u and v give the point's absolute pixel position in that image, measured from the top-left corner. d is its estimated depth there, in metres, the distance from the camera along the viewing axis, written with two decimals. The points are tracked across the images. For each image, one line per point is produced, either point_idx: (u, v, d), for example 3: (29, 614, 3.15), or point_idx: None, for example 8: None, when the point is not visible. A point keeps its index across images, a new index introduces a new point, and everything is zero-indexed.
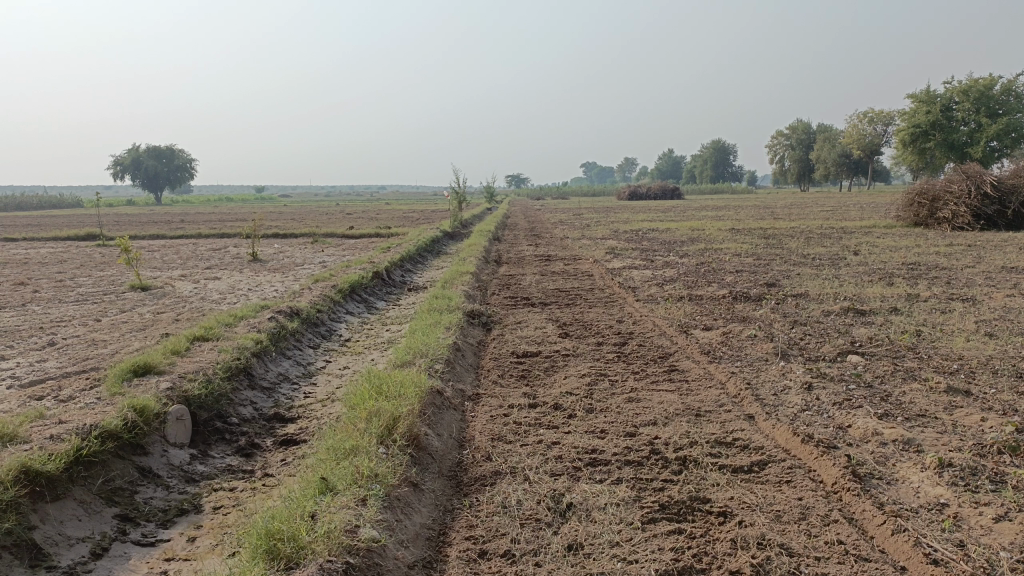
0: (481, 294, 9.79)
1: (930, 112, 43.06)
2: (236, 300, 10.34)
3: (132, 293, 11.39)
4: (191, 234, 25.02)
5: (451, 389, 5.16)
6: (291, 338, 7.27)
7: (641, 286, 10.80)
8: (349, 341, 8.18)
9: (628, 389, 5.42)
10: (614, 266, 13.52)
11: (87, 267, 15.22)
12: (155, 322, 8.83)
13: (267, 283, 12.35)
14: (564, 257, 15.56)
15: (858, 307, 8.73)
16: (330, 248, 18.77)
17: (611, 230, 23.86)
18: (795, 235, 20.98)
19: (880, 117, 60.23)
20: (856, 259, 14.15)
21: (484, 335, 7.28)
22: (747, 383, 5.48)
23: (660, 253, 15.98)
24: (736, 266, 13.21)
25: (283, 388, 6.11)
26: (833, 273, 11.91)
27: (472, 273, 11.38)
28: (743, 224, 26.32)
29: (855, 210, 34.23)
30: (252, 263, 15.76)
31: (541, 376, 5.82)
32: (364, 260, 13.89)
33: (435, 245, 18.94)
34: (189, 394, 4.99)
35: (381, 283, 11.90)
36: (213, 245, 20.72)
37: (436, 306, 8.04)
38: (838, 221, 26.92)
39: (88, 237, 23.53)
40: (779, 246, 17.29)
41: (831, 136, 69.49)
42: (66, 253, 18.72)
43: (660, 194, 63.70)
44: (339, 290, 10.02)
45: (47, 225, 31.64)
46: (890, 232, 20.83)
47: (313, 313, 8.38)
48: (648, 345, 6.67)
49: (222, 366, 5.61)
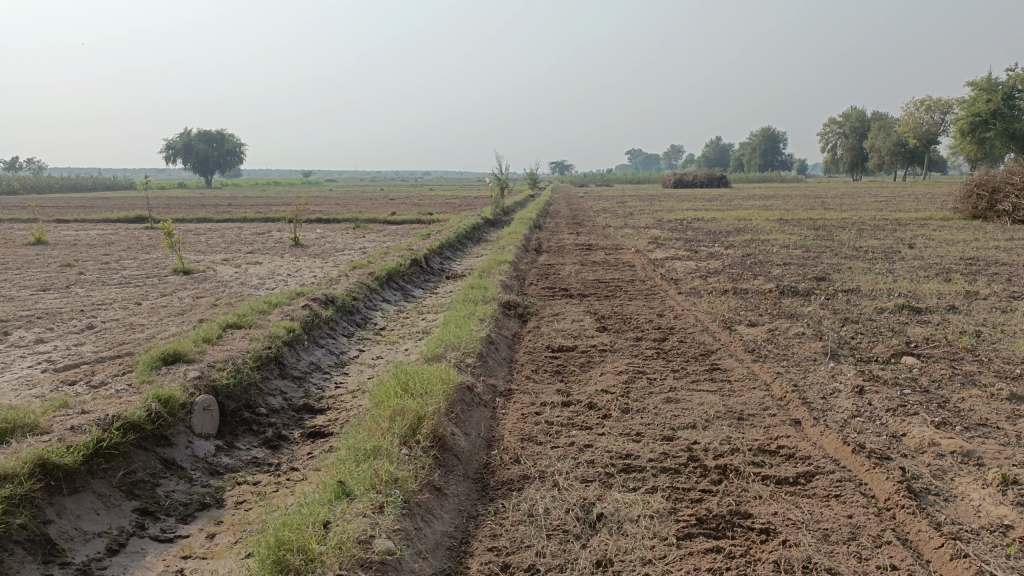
0: (519, 284, 9.60)
1: (992, 100, 41.41)
2: (273, 286, 10.34)
3: (174, 277, 11.50)
4: (237, 217, 25.32)
5: (483, 385, 5.00)
6: (325, 326, 7.19)
7: (684, 278, 10.50)
8: (383, 329, 8.08)
9: (666, 388, 5.20)
10: (656, 257, 13.21)
11: (134, 250, 15.44)
12: (193, 307, 8.86)
13: (306, 269, 12.37)
14: (605, 247, 15.29)
15: (913, 304, 8.31)
16: (372, 234, 18.78)
17: (655, 220, 23.44)
18: (846, 226, 20.33)
19: (938, 105, 58.20)
20: (911, 253, 13.59)
21: (519, 327, 7.11)
22: (793, 384, 5.20)
23: (704, 244, 15.60)
24: (784, 258, 12.79)
25: (315, 378, 6.03)
26: (886, 268, 11.44)
27: (511, 262, 11.20)
28: (792, 214, 25.62)
29: (909, 201, 33.14)
30: (293, 248, 15.83)
31: (576, 372, 5.62)
32: (403, 247, 13.82)
33: (475, 232, 18.79)
34: (217, 384, 4.93)
35: (419, 271, 11.80)
36: (257, 229, 20.93)
37: (471, 296, 7.88)
38: (891, 213, 26.03)
39: (138, 220, 23.97)
40: (830, 238, 16.76)
41: (886, 124, 67.40)
42: (115, 235, 19.09)
43: (707, 182, 62.60)
44: (376, 277, 9.93)
45: (100, 207, 32.40)
46: (947, 225, 20.05)
47: (349, 300, 8.30)
48: (689, 342, 6.41)
49: (252, 355, 5.54)
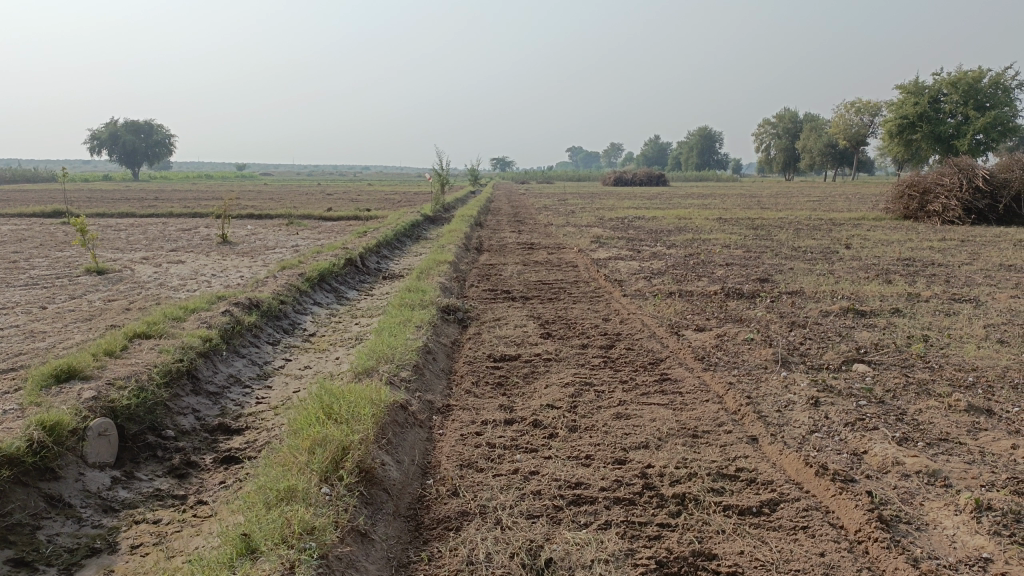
0: (459, 286, 9.20)
1: (918, 104, 42.75)
2: (196, 288, 9.68)
3: (87, 277, 10.69)
4: (164, 212, 24.18)
5: (418, 402, 4.57)
6: (247, 333, 6.64)
7: (628, 279, 10.26)
8: (313, 336, 7.56)
9: (615, 401, 4.86)
10: (599, 256, 12.97)
11: (46, 247, 14.43)
12: (104, 312, 8.17)
13: (233, 269, 11.68)
14: (548, 246, 15.01)
15: (858, 307, 8.23)
16: (306, 231, 18.09)
17: (597, 218, 23.30)
18: (785, 226, 20.51)
19: (867, 108, 60.01)
20: (849, 254, 13.68)
21: (459, 334, 6.70)
22: (747, 396, 4.94)
23: (646, 243, 15.46)
24: (727, 259, 12.70)
25: (233, 393, 5.51)
26: (827, 269, 11.42)
27: (451, 262, 10.78)
28: (731, 213, 25.83)
29: (842, 201, 33.88)
30: (221, 246, 15.05)
31: (519, 385, 5.24)
32: (338, 245, 13.25)
33: (414, 230, 18.28)
34: (116, 405, 4.38)
35: (354, 271, 11.27)
36: (184, 225, 19.97)
37: (408, 299, 7.44)
38: (826, 212, 26.48)
39: (55, 214, 22.64)
40: (769, 238, 16.82)
41: (818, 126, 69.19)
42: (28, 230, 17.90)
43: (647, 180, 63.16)
44: (307, 278, 9.37)
45: (14, 200, 30.59)
46: (880, 225, 20.41)
47: (276, 305, 7.75)
48: (637, 350, 6.10)
49: (160, 370, 5.00)
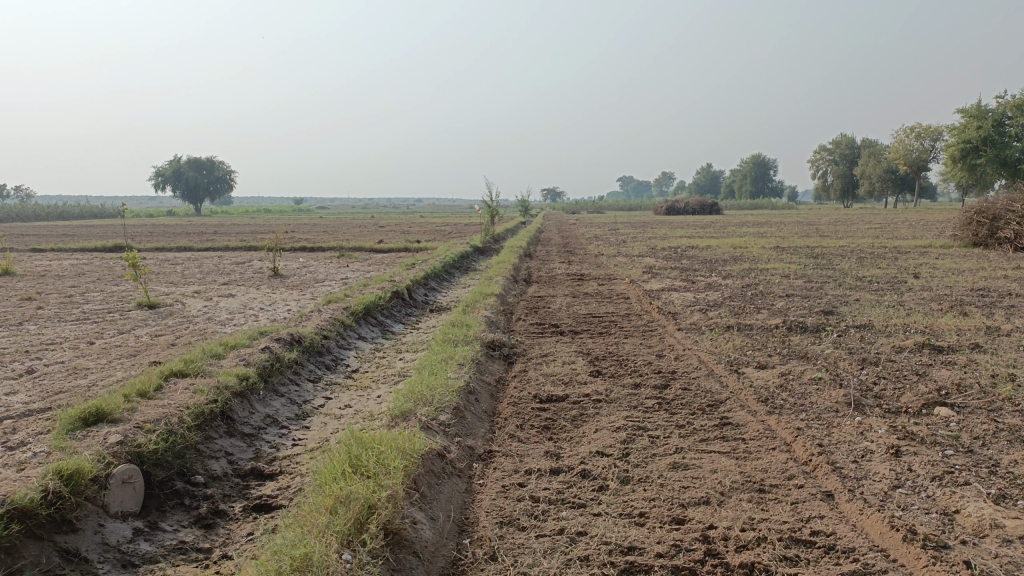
0: (505, 320, 8.91)
1: (982, 127, 41.27)
2: (242, 322, 9.60)
3: (137, 312, 10.73)
4: (219, 246, 24.61)
5: (457, 449, 4.25)
6: (287, 371, 6.44)
7: (683, 311, 9.84)
8: (355, 372, 7.34)
9: (672, 449, 4.46)
10: (652, 288, 12.56)
11: (103, 282, 14.69)
12: (149, 347, 8.11)
13: (281, 302, 11.64)
14: (598, 276, 14.66)
15: (934, 342, 7.65)
16: (356, 263, 18.12)
17: (649, 247, 22.86)
18: (846, 254, 19.77)
19: (927, 132, 58.31)
20: (918, 284, 12.98)
21: (504, 372, 6.38)
22: (818, 445, 4.49)
23: (700, 273, 14.99)
24: (786, 290, 12.16)
25: (268, 434, 5.29)
26: (895, 300, 10.80)
27: (498, 294, 10.53)
28: (788, 241, 25.11)
29: (904, 228, 32.73)
30: (271, 279, 15.11)
31: (567, 429, 4.88)
32: (385, 277, 13.14)
33: (463, 261, 18.14)
34: (143, 450, 4.18)
35: (400, 304, 11.09)
36: (237, 258, 20.21)
37: (451, 334, 7.17)
38: (889, 240, 25.50)
39: (115, 249, 23.22)
40: (830, 267, 16.17)
41: (877, 151, 67.48)
42: (88, 265, 18.33)
43: (699, 208, 62.35)
44: (351, 312, 9.20)
45: (80, 235, 31.68)
46: (948, 253, 19.50)
47: (318, 340, 7.56)
48: (695, 390, 5.68)
49: (192, 412, 4.80)
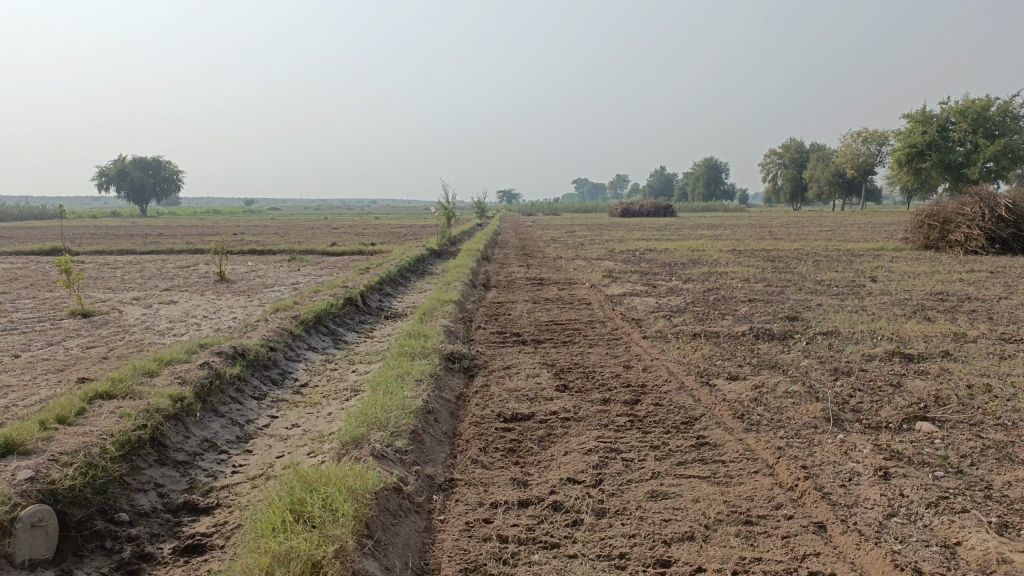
0: (465, 329, 8.51)
1: (926, 132, 42.23)
2: (183, 332, 9.01)
3: (70, 321, 10.05)
4: (165, 249, 23.67)
5: (416, 480, 3.85)
6: (229, 388, 5.95)
7: (647, 318, 9.57)
8: (304, 387, 6.87)
9: (648, 473, 4.13)
10: (614, 293, 12.28)
11: (36, 287, 13.86)
12: (79, 362, 7.49)
13: (227, 309, 11.06)
14: (558, 281, 14.37)
15: (904, 350, 7.48)
16: (307, 267, 17.52)
17: (607, 250, 22.68)
18: (803, 257, 19.82)
19: (874, 136, 59.63)
20: (877, 288, 12.95)
21: (465, 387, 5.99)
22: (802, 468, 4.20)
23: (661, 277, 14.81)
24: (749, 294, 12.01)
25: (205, 461, 4.81)
26: (859, 306, 10.70)
27: (457, 301, 10.13)
28: (745, 244, 25.18)
29: (855, 230, 33.21)
30: (218, 284, 14.43)
31: (534, 453, 4.51)
32: (338, 283, 12.61)
33: (419, 264, 17.68)
34: (57, 487, 3.68)
35: (353, 311, 10.59)
36: (183, 262, 19.41)
37: (408, 346, 6.74)
38: (842, 243, 25.77)
39: (53, 251, 22.13)
40: (789, 270, 16.14)
41: (826, 156, 68.78)
42: (22, 269, 17.37)
43: (654, 211, 62.77)
44: (301, 321, 8.69)
45: (17, 237, 30.34)
46: (902, 256, 19.70)
47: (264, 353, 7.05)
48: (668, 405, 5.37)
49: (116, 440, 4.30)
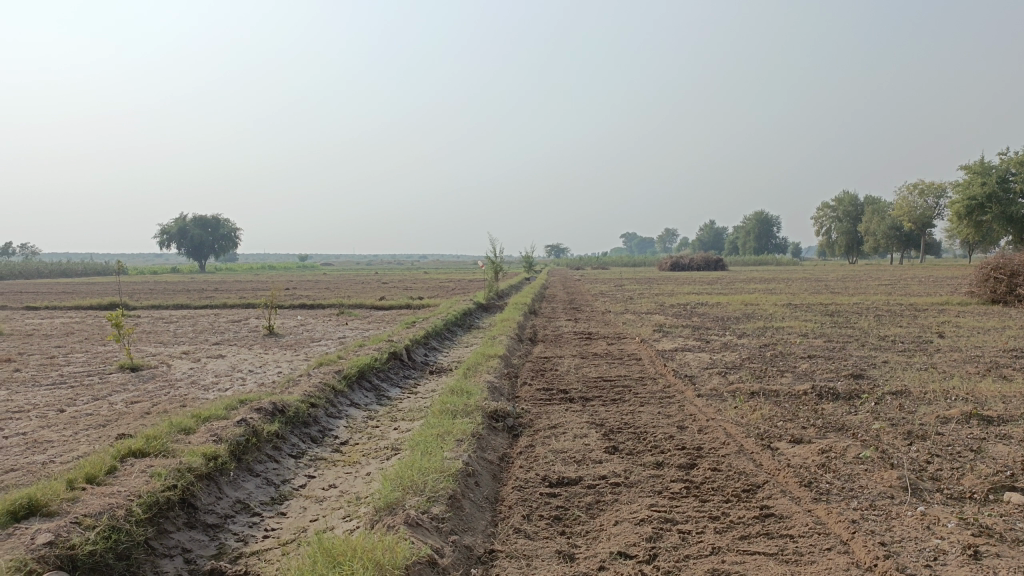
0: (510, 385, 8.23)
1: (986, 184, 41.05)
2: (227, 387, 8.92)
3: (118, 376, 10.07)
4: (218, 303, 24.07)
5: (453, 552, 3.56)
6: (266, 447, 5.76)
7: (700, 375, 9.15)
8: (344, 445, 6.65)
9: (708, 549, 3.76)
10: (664, 348, 11.88)
11: (90, 342, 14.07)
12: (121, 417, 7.42)
13: (272, 364, 10.99)
14: (607, 336, 14.04)
15: (982, 412, 6.93)
16: (355, 322, 17.51)
17: (657, 304, 22.26)
18: (862, 312, 19.11)
19: (931, 188, 58.23)
20: (945, 344, 12.29)
21: (509, 448, 5.69)
22: (882, 545, 3.78)
23: (713, 332, 14.35)
24: (807, 351, 11.49)
25: (236, 524, 4.60)
26: (926, 363, 10.11)
27: (502, 356, 9.88)
28: (799, 298, 24.49)
29: (915, 283, 32.11)
30: (266, 339, 14.47)
31: (582, 523, 4.18)
32: (383, 337, 12.50)
33: (466, 319, 17.54)
34: (77, 553, 3.48)
35: (397, 365, 10.42)
36: (234, 316, 19.64)
37: (450, 403, 6.49)
38: (902, 297, 24.85)
39: (111, 306, 22.67)
40: (848, 326, 15.52)
41: (881, 208, 67.38)
42: (79, 324, 17.74)
43: (704, 265, 62.03)
44: (344, 376, 8.53)
45: (79, 292, 31.31)
46: (967, 310, 18.83)
47: (304, 409, 6.88)
48: (726, 471, 4.98)
49: (143, 502, 4.11)
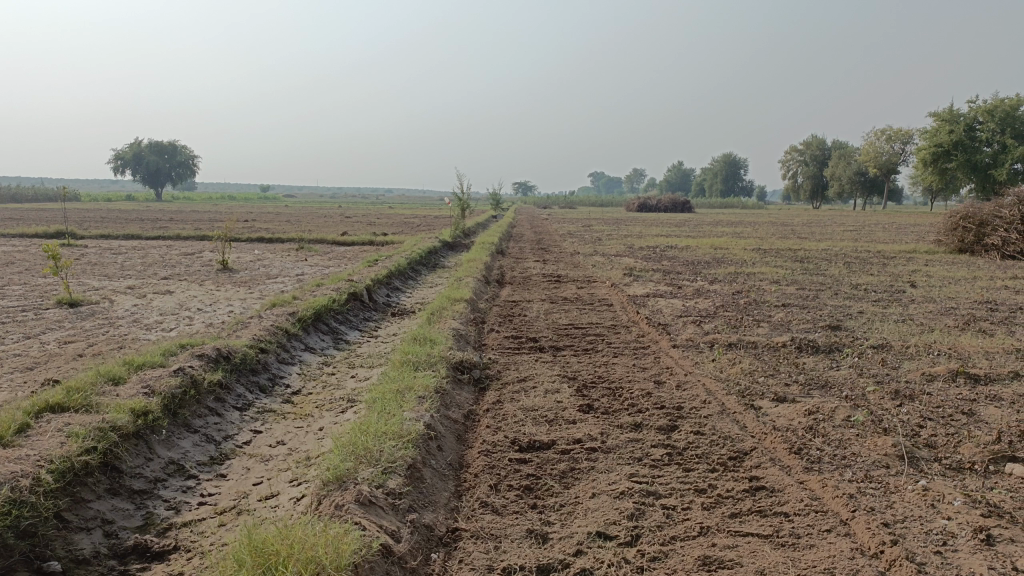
0: (476, 332, 7.76)
1: (953, 131, 41.01)
2: (172, 327, 8.31)
3: (54, 312, 9.36)
4: (173, 235, 23.09)
5: (410, 535, 3.12)
6: (206, 399, 5.22)
7: (674, 323, 8.79)
8: (296, 394, 6.16)
9: (697, 528, 3.37)
10: (636, 293, 11.50)
11: (29, 273, 13.22)
12: (52, 359, 6.80)
13: (223, 302, 10.36)
14: (576, 278, 13.62)
15: (968, 369, 6.66)
16: (315, 257, 16.82)
17: (626, 246, 21.87)
18: (832, 258, 18.93)
19: (898, 135, 58.24)
20: (918, 295, 12.09)
21: (475, 404, 5.25)
22: (885, 527, 3.43)
23: (684, 277, 14.02)
24: (781, 299, 11.19)
25: (167, 490, 4.10)
26: (903, 315, 9.87)
27: (469, 300, 9.40)
28: (768, 243, 24.29)
29: (881, 230, 32.14)
30: (220, 274, 13.77)
31: (555, 494, 3.76)
32: (343, 275, 11.90)
33: (431, 257, 16.96)
34: None
35: (357, 307, 9.87)
36: (188, 248, 18.77)
37: (412, 352, 6.00)
38: (869, 244, 24.79)
39: (58, 235, 21.60)
40: (820, 273, 15.28)
41: (848, 154, 67.43)
42: (21, 253, 16.76)
43: (672, 206, 61.77)
44: (299, 319, 7.97)
45: (25, 219, 29.86)
46: (936, 259, 18.75)
47: (253, 355, 6.33)
48: (710, 435, 4.60)
49: (55, 469, 3.58)
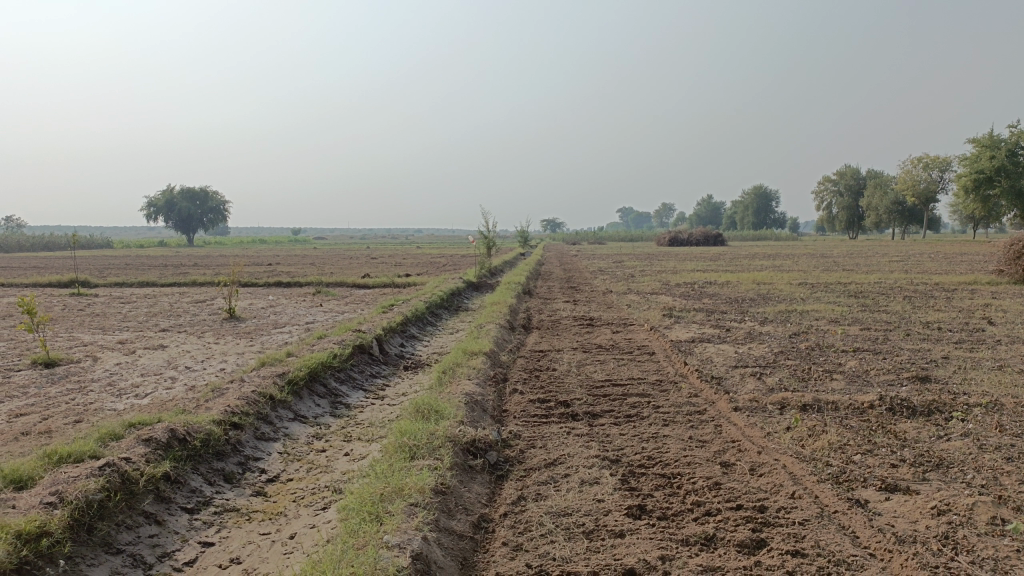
0: (496, 395, 6.50)
1: (995, 157, 39.15)
2: (146, 393, 7.20)
3: (23, 375, 8.29)
4: (190, 281, 22.32)
5: None
6: (139, 504, 4.05)
7: (731, 377, 7.46)
8: (269, 483, 4.94)
9: None
10: (680, 338, 10.19)
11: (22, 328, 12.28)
12: None
13: (217, 358, 9.26)
14: (611, 321, 12.38)
15: None
16: (330, 303, 15.75)
17: (661, 283, 20.57)
18: (889, 292, 17.38)
19: (935, 162, 56.34)
20: (1004, 334, 10.56)
21: (490, 506, 3.99)
22: None
23: (730, 318, 12.66)
24: (847, 342, 9.77)
25: None
26: (999, 361, 8.39)
27: (490, 352, 8.18)
28: (814, 277, 22.80)
29: (930, 261, 30.29)
30: (224, 323, 12.73)
31: None
32: (354, 324, 10.77)
33: (454, 300, 15.80)
34: None
35: (364, 361, 8.68)
36: (201, 296, 17.83)
37: (411, 430, 4.78)
38: (922, 275, 23.10)
39: (72, 284, 20.84)
40: (881, 310, 13.80)
41: (884, 181, 65.49)
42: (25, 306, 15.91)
43: (703, 240, 60.29)
44: (289, 382, 6.79)
45: (47, 268, 29.33)
46: (1005, 291, 17.09)
47: (220, 435, 5.16)
48: (814, 559, 3.28)
49: None
